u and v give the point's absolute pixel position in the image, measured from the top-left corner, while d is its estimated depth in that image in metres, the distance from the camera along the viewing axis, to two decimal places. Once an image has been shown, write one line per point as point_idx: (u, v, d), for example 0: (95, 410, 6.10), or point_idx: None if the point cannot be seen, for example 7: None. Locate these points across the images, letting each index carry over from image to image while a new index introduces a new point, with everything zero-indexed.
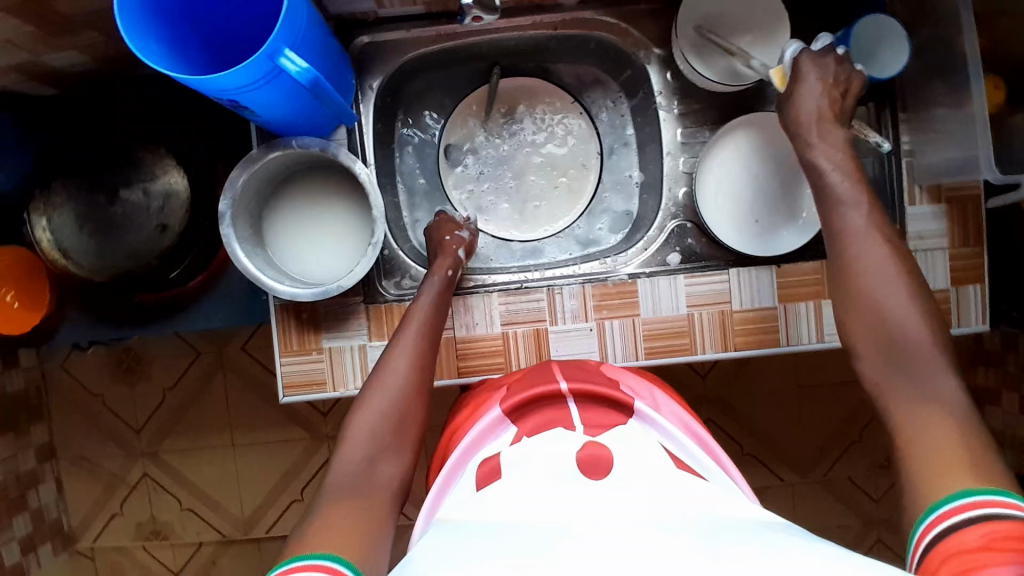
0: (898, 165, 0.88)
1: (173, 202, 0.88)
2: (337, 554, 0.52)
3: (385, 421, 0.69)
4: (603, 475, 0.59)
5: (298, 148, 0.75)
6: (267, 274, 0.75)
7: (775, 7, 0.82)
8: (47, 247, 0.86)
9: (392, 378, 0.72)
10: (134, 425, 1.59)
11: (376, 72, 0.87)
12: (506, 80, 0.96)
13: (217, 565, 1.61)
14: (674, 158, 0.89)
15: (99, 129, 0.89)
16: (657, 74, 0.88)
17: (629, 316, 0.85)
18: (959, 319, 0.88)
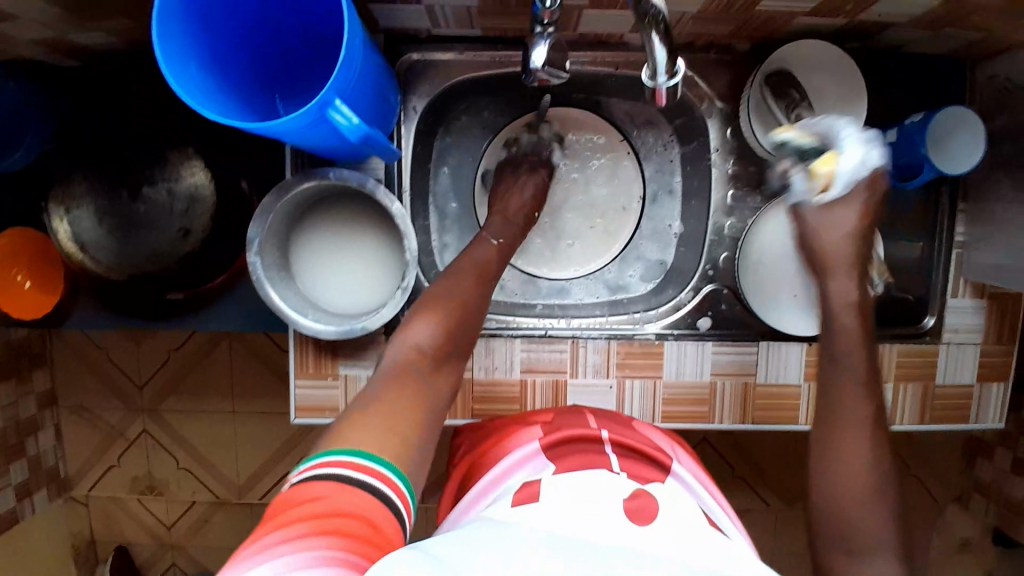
0: (948, 254, 0.85)
1: (198, 206, 0.85)
2: (363, 450, 0.52)
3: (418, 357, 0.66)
4: (644, 524, 0.57)
5: (334, 180, 0.72)
6: (292, 305, 0.73)
7: (856, 77, 0.77)
8: (64, 239, 0.83)
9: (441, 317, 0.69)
10: (138, 381, 1.60)
11: (421, 93, 0.82)
12: (553, 109, 0.92)
13: (208, 523, 1.66)
14: (720, 220, 0.86)
15: (125, 116, 0.84)
16: (716, 129, 0.84)
17: (651, 377, 0.84)
18: (977, 417, 0.88)
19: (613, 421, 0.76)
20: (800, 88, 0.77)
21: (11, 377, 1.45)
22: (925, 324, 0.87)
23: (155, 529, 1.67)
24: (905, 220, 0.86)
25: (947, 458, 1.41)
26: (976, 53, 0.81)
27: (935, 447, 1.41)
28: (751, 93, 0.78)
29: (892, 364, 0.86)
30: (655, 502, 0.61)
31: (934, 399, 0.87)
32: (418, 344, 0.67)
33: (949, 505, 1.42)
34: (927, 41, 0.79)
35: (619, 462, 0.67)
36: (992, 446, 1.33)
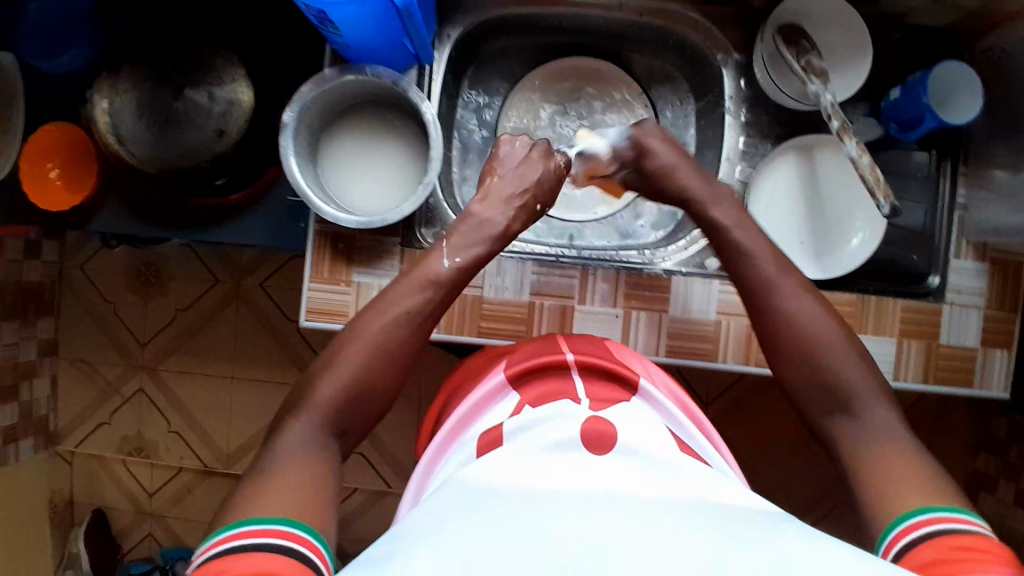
0: (950, 220, 0.88)
1: (234, 112, 0.87)
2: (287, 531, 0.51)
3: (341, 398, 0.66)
4: (604, 452, 0.57)
5: (370, 77, 0.76)
6: (314, 192, 0.76)
7: (863, 31, 0.82)
8: (103, 129, 0.86)
9: (368, 343, 0.68)
10: (140, 338, 1.58)
11: (457, 23, 0.88)
12: (571, 59, 0.97)
13: (190, 495, 1.59)
14: (732, 165, 0.89)
15: (177, 23, 0.89)
16: (731, 79, 0.89)
17: (657, 311, 0.85)
18: (981, 382, 0.87)
19: (579, 342, 0.76)
20: (810, 39, 0.82)
21: (17, 317, 1.45)
22: (929, 284, 0.89)
23: (137, 497, 1.61)
24: (909, 182, 0.89)
25: None
26: (976, 27, 0.86)
27: None
28: (764, 47, 0.84)
29: (896, 319, 0.86)
30: (615, 428, 0.60)
31: (939, 358, 0.86)
32: (342, 399, 0.66)
33: None
34: (930, 10, 0.85)
35: (584, 390, 0.68)
36: (993, 479, 1.30)
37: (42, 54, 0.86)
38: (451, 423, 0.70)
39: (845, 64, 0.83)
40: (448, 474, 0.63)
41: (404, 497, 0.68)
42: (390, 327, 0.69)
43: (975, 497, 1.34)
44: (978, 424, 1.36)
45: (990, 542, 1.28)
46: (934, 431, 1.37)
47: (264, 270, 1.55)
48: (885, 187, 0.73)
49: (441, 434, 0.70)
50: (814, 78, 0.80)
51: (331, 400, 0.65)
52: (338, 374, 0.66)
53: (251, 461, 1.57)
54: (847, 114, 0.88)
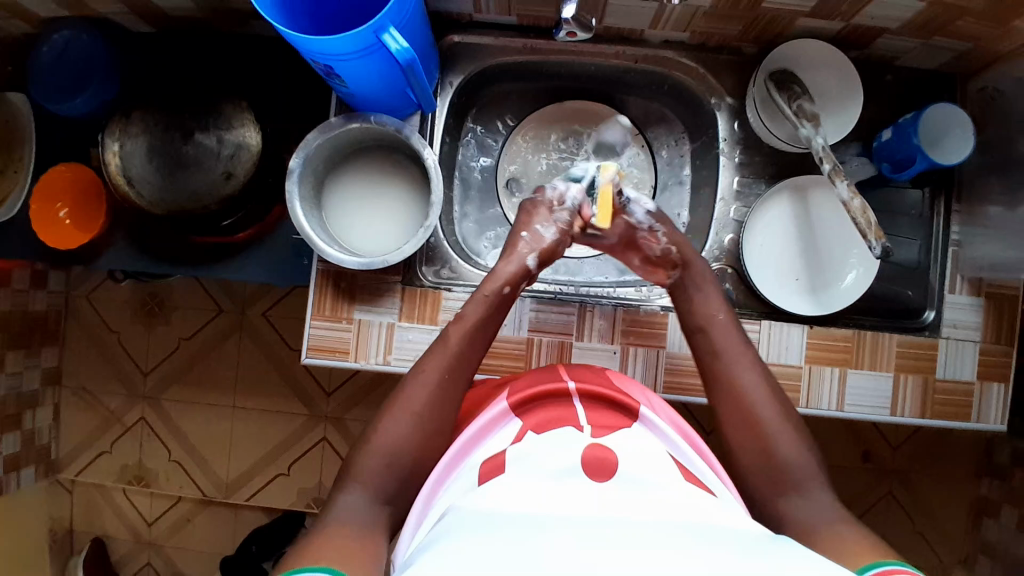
0: (945, 253, 0.89)
1: (243, 154, 0.90)
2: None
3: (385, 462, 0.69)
4: (604, 479, 0.59)
5: (375, 125, 0.79)
6: (319, 236, 0.78)
7: (851, 78, 0.85)
8: (114, 172, 0.88)
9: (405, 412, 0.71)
10: (143, 367, 1.59)
11: (458, 70, 0.91)
12: (571, 101, 1.01)
13: (191, 524, 1.59)
14: (727, 204, 0.91)
15: (187, 69, 0.92)
16: (725, 121, 0.91)
17: (654, 347, 0.86)
18: (978, 416, 0.87)
19: (583, 371, 0.77)
20: (801, 85, 0.86)
21: (22, 347, 1.47)
22: (925, 318, 0.90)
23: (136, 526, 1.60)
24: (902, 220, 0.91)
25: (951, 517, 1.37)
26: (964, 70, 0.88)
27: (939, 505, 1.37)
28: (755, 90, 0.87)
29: (892, 354, 0.87)
30: (615, 454, 0.62)
31: (935, 393, 0.87)
32: (381, 465, 0.69)
33: (955, 569, 1.37)
34: (919, 54, 0.87)
35: (587, 419, 0.69)
36: (998, 504, 1.32)
37: (54, 97, 0.88)
38: (453, 449, 0.69)
39: (837, 107, 0.86)
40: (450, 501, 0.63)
41: (407, 522, 0.67)
42: (426, 399, 0.72)
43: (979, 522, 1.34)
44: (980, 452, 1.36)
45: (994, 565, 1.30)
46: (936, 458, 1.37)
47: (268, 300, 1.56)
48: (877, 228, 0.75)
49: (446, 456, 0.70)
50: (806, 122, 0.83)
51: (365, 479, 0.68)
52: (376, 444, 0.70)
53: (252, 490, 1.57)
54: (839, 155, 0.90)
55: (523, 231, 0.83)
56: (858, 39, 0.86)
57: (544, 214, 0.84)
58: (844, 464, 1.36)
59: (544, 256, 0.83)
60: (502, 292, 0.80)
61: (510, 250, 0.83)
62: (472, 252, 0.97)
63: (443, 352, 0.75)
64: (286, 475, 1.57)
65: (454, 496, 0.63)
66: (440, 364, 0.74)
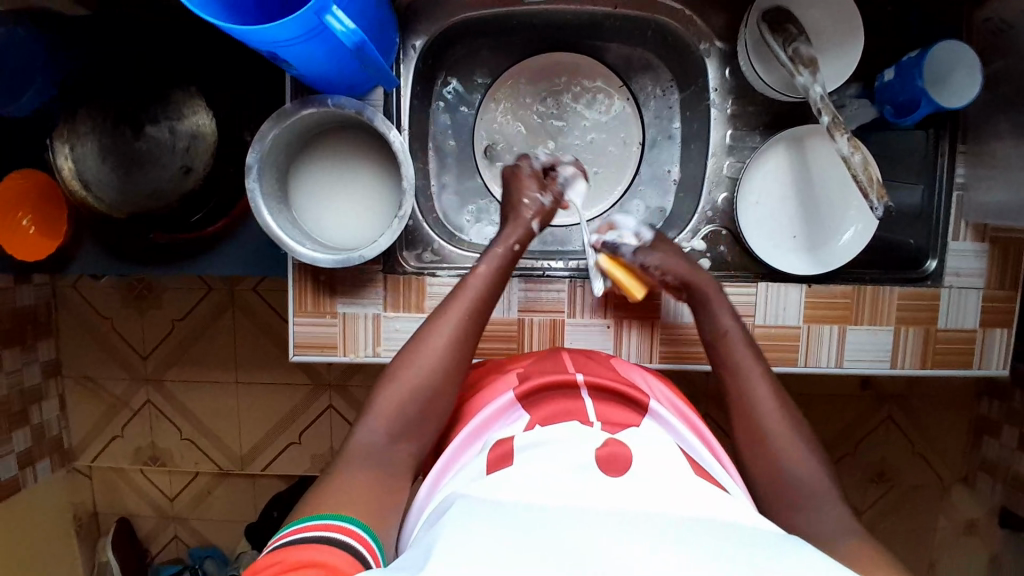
0: (948, 197, 0.85)
1: (199, 143, 0.85)
2: (352, 516, 0.57)
3: (412, 395, 0.68)
4: (618, 475, 0.57)
5: (332, 108, 0.73)
6: (289, 234, 0.74)
7: (851, 15, 0.78)
8: (69, 177, 0.84)
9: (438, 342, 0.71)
10: (141, 351, 1.58)
11: (420, 32, 0.84)
12: (551, 54, 0.93)
13: (211, 496, 1.64)
14: (719, 160, 0.86)
15: (130, 54, 0.85)
16: (715, 69, 0.85)
17: (648, 318, 0.84)
18: (980, 361, 0.86)
19: (585, 360, 0.76)
20: (796, 24, 0.78)
21: (16, 344, 1.45)
22: (927, 267, 0.86)
23: (158, 503, 1.65)
24: (903, 163, 0.86)
25: (951, 438, 1.39)
26: None
27: (939, 427, 1.39)
28: (747, 32, 0.80)
29: (893, 307, 0.85)
30: (629, 448, 0.60)
31: (937, 342, 0.85)
32: (408, 396, 0.68)
33: (955, 487, 1.40)
34: None
35: (595, 410, 0.67)
36: (998, 424, 1.31)
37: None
38: (461, 436, 0.69)
39: (834, 47, 0.79)
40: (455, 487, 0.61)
41: (409, 508, 0.66)
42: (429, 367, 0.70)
43: (979, 442, 1.36)
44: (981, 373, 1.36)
45: (994, 483, 1.32)
46: (935, 383, 1.37)
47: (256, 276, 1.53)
48: (879, 186, 0.71)
49: (455, 441, 0.68)
50: (803, 69, 0.76)
51: None
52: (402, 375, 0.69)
53: (266, 460, 1.61)
54: (837, 98, 0.85)
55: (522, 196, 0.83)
56: None
57: (535, 177, 0.86)
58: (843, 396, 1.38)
59: (542, 219, 0.83)
60: (513, 249, 0.79)
61: (512, 216, 0.81)
62: (454, 227, 0.92)
63: (446, 319, 0.73)
64: (299, 444, 1.60)
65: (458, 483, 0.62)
66: (447, 333, 0.72)
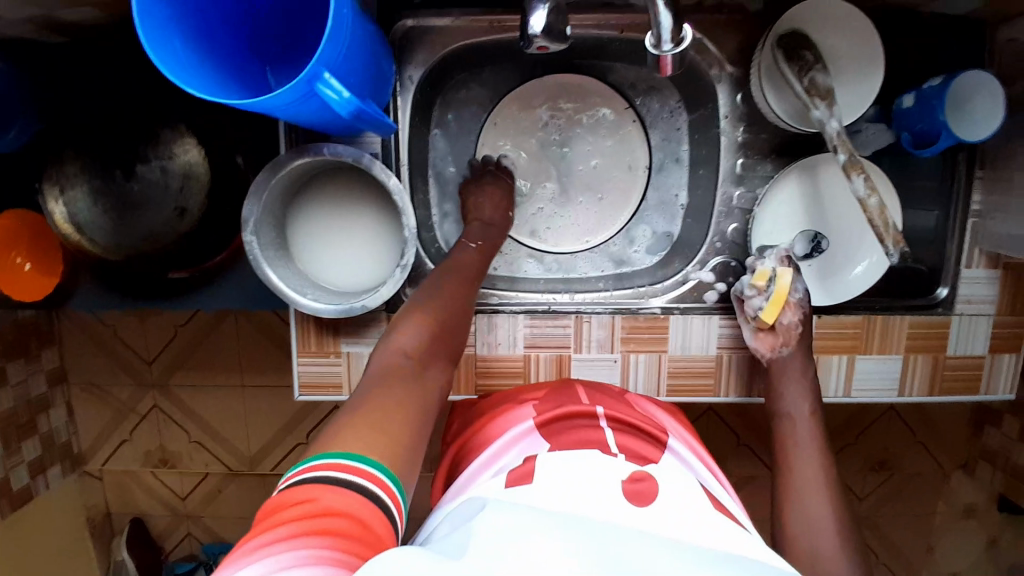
0: (963, 225, 0.83)
1: (192, 184, 0.82)
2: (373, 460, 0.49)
3: (431, 333, 0.67)
4: (643, 505, 0.56)
5: (328, 156, 0.70)
6: (290, 284, 0.73)
7: (871, 39, 0.74)
8: (59, 220, 0.81)
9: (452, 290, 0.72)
10: (145, 356, 1.58)
11: (417, 62, 0.80)
12: (555, 76, 0.89)
13: (223, 494, 1.67)
14: (727, 190, 0.84)
15: (117, 88, 0.82)
16: (726, 95, 0.82)
17: (656, 351, 0.83)
18: (987, 387, 0.86)
19: (601, 396, 0.76)
20: (813, 51, 0.74)
21: (20, 356, 1.45)
22: (937, 295, 0.85)
23: (171, 502, 1.68)
24: (917, 188, 0.84)
25: (952, 427, 1.40)
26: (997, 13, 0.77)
27: (941, 416, 1.40)
28: (762, 57, 0.76)
29: (903, 336, 0.84)
30: (658, 484, 0.60)
31: (946, 369, 0.85)
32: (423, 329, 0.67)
33: (955, 473, 1.42)
34: None
35: (616, 439, 0.66)
36: (1000, 413, 1.31)
37: None
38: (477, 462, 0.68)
39: (854, 74, 0.75)
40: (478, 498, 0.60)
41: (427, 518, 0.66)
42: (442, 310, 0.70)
43: (980, 430, 1.37)
44: None
45: (994, 471, 1.33)
46: None
47: None
48: (894, 232, 0.69)
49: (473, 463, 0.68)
50: (820, 102, 0.73)
51: None
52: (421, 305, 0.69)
53: (275, 460, 1.63)
54: (853, 123, 0.82)
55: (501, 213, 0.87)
56: None
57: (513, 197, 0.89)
58: None
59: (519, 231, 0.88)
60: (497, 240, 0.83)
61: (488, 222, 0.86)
62: None
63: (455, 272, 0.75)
64: (307, 443, 1.62)
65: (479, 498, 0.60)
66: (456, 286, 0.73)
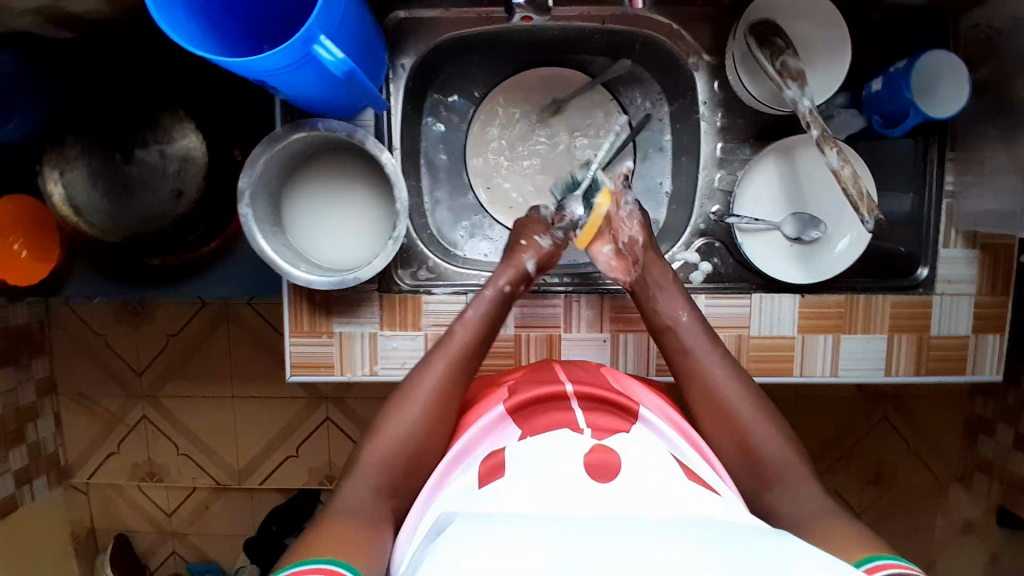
0: (939, 205, 0.86)
1: (189, 167, 0.85)
2: (341, 560, 0.55)
3: (424, 412, 0.70)
4: (606, 480, 0.58)
5: (323, 131, 0.73)
6: (282, 256, 0.74)
7: (837, 25, 0.79)
8: (58, 201, 0.84)
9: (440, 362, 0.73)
10: (135, 366, 1.56)
11: (409, 51, 0.84)
12: (541, 69, 0.93)
13: (209, 512, 1.63)
14: (709, 173, 0.87)
15: (120, 78, 0.85)
16: (704, 82, 0.85)
17: (643, 331, 0.85)
18: (973, 369, 0.86)
19: (575, 370, 0.75)
20: (784, 37, 0.78)
21: (9, 364, 1.44)
22: (918, 275, 0.87)
23: (156, 519, 1.64)
24: (891, 172, 0.87)
25: (947, 437, 1.40)
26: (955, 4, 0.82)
27: (933, 424, 1.39)
28: (736, 46, 0.80)
29: (885, 316, 0.85)
30: (619, 454, 0.61)
31: (930, 349, 0.86)
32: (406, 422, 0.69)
33: (953, 486, 1.40)
34: None
35: (584, 420, 0.66)
36: (993, 422, 1.30)
37: None
38: (451, 456, 0.68)
39: (822, 59, 0.79)
40: (450, 501, 0.61)
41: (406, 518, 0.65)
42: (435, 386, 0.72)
43: (975, 440, 1.35)
44: None
45: (990, 483, 1.30)
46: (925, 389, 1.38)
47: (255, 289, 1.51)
48: (868, 200, 0.72)
49: (445, 458, 0.68)
50: (790, 82, 0.77)
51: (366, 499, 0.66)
52: (412, 397, 0.71)
53: (263, 475, 1.59)
54: (825, 108, 0.85)
55: (518, 238, 0.82)
56: None
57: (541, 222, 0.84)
58: (838, 402, 1.38)
59: (542, 261, 0.82)
60: (503, 290, 0.78)
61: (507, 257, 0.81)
62: (448, 243, 0.92)
63: (454, 344, 0.74)
64: (295, 457, 1.58)
65: (453, 497, 0.62)
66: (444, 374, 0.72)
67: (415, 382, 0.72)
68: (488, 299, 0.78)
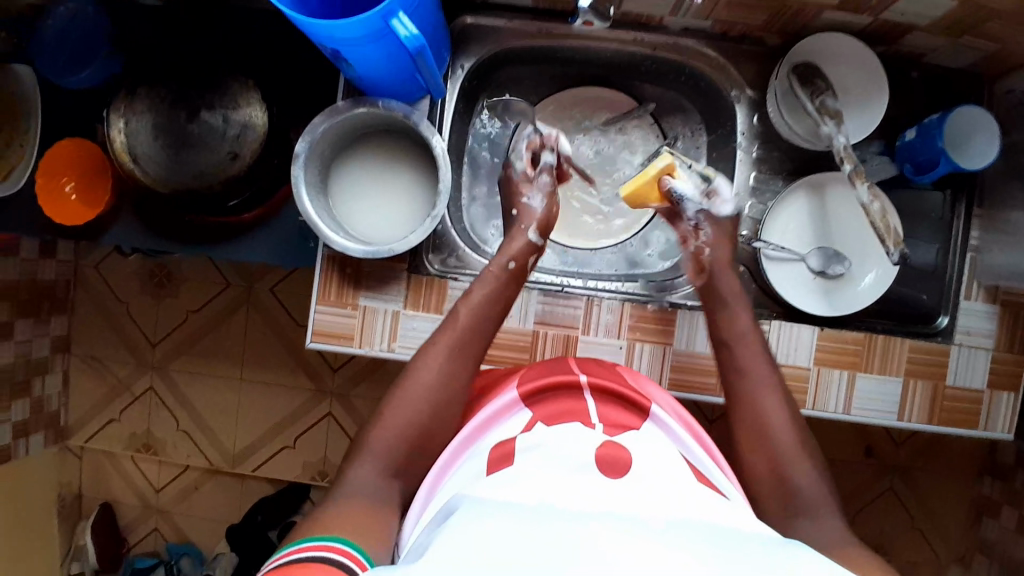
0: (963, 257, 0.87)
1: (248, 133, 0.88)
2: (345, 538, 0.53)
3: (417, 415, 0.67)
4: (618, 476, 0.55)
5: (382, 110, 0.77)
6: (324, 221, 0.76)
7: (879, 74, 0.82)
8: (119, 148, 0.88)
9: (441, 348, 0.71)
10: (151, 337, 1.42)
11: (470, 53, 0.89)
12: (583, 88, 0.97)
13: (198, 493, 1.43)
14: (742, 200, 0.89)
15: (196, 46, 0.90)
16: (743, 115, 0.89)
17: (660, 344, 0.86)
18: (986, 424, 0.85)
19: (588, 362, 0.73)
20: (825, 79, 0.82)
21: (29, 316, 1.31)
22: (937, 324, 0.88)
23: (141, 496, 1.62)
24: (917, 222, 0.89)
25: (950, 514, 1.31)
26: (993, 69, 0.86)
27: (938, 501, 1.31)
28: (778, 83, 0.84)
29: (902, 358, 0.84)
30: (629, 452, 0.58)
31: (944, 399, 0.85)
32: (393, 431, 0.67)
33: (951, 566, 1.31)
34: (946, 52, 0.84)
35: (597, 412, 0.64)
36: (998, 504, 1.25)
37: (52, 69, 0.86)
38: (459, 438, 0.66)
39: (860, 102, 0.83)
40: (457, 487, 0.58)
41: (410, 508, 0.63)
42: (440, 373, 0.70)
43: (978, 521, 1.29)
44: (983, 447, 1.30)
45: (990, 565, 1.23)
46: (933, 462, 1.31)
47: (277, 274, 1.38)
48: (895, 235, 0.77)
49: (454, 442, 0.66)
50: (829, 120, 0.81)
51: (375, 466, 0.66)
52: (412, 382, 0.69)
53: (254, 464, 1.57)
54: (860, 153, 0.88)
55: (513, 208, 0.85)
56: (888, 33, 0.83)
57: (538, 187, 0.86)
58: (846, 465, 1.30)
59: (541, 227, 0.83)
60: (506, 267, 0.78)
61: (508, 228, 0.83)
62: (478, 239, 0.95)
63: (454, 326, 0.73)
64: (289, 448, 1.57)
65: (459, 481, 0.59)
66: (442, 358, 0.71)
67: (415, 367, 0.70)
68: (490, 276, 0.77)
